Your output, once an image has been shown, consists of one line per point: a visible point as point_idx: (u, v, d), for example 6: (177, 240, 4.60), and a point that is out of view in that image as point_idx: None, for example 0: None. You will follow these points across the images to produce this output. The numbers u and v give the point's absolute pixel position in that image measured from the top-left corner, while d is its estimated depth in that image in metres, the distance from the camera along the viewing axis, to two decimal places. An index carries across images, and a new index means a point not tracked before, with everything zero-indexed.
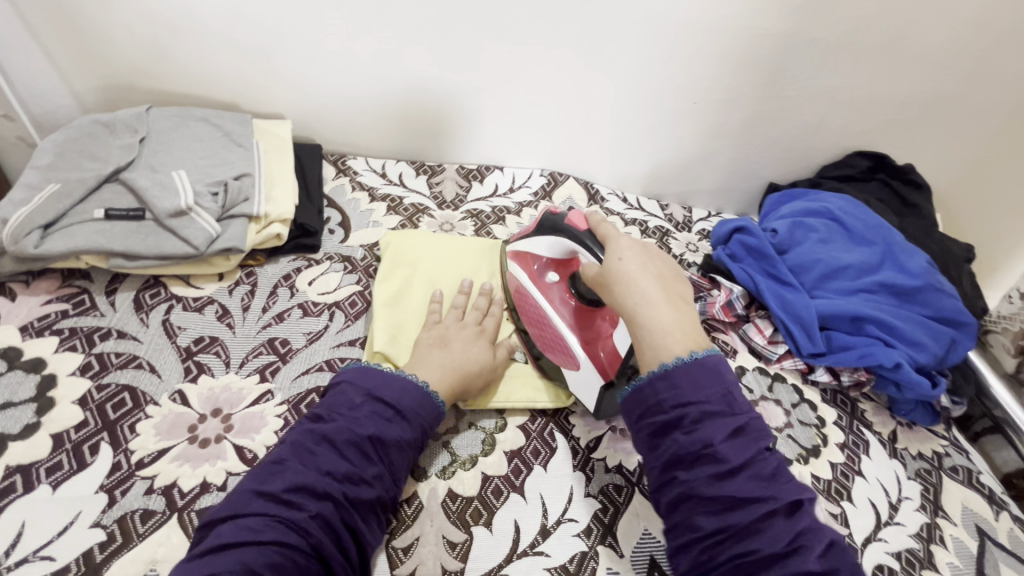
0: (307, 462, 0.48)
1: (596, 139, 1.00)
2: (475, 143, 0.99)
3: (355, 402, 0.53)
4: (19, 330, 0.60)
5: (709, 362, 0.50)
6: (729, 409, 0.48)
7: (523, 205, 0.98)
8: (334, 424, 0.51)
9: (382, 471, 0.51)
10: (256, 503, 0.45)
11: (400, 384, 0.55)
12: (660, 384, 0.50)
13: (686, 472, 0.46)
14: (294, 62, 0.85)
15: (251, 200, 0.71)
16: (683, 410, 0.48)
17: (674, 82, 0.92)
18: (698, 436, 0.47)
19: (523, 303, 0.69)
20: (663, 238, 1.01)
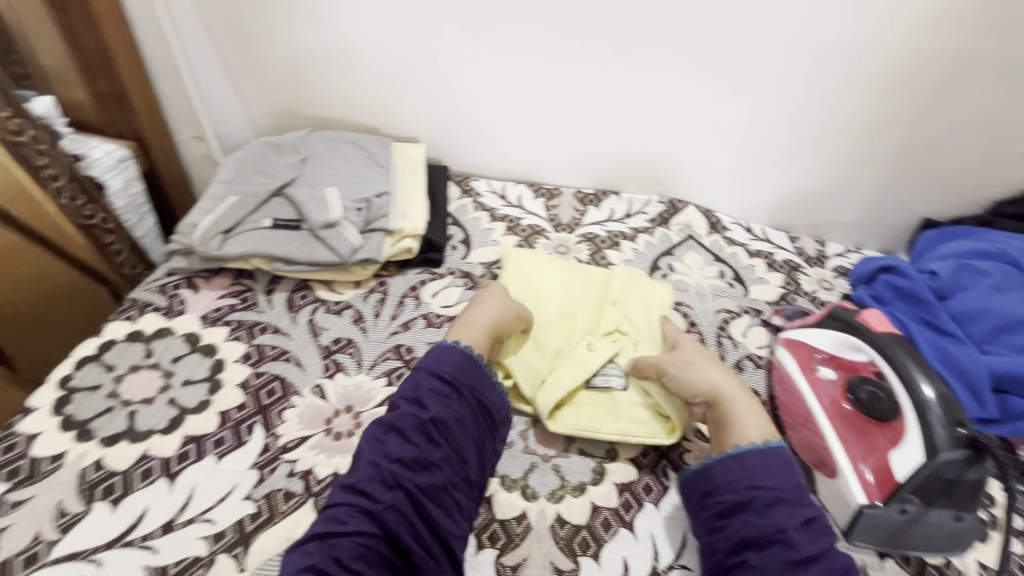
0: (378, 451, 0.53)
1: (721, 166, 0.96)
2: (593, 167, 1.00)
3: (421, 382, 0.58)
4: (199, 318, 0.70)
5: (774, 450, 0.55)
6: (799, 500, 0.52)
7: (639, 231, 0.96)
8: (398, 413, 0.56)
9: (449, 452, 0.54)
10: (342, 495, 0.51)
11: (451, 358, 0.60)
12: (741, 459, 0.54)
13: (758, 556, 0.49)
14: (432, 92, 0.92)
15: (388, 216, 0.78)
16: (754, 493, 0.52)
17: (813, 107, 0.86)
18: (770, 520, 0.50)
19: (786, 392, 0.68)
20: (792, 273, 0.93)
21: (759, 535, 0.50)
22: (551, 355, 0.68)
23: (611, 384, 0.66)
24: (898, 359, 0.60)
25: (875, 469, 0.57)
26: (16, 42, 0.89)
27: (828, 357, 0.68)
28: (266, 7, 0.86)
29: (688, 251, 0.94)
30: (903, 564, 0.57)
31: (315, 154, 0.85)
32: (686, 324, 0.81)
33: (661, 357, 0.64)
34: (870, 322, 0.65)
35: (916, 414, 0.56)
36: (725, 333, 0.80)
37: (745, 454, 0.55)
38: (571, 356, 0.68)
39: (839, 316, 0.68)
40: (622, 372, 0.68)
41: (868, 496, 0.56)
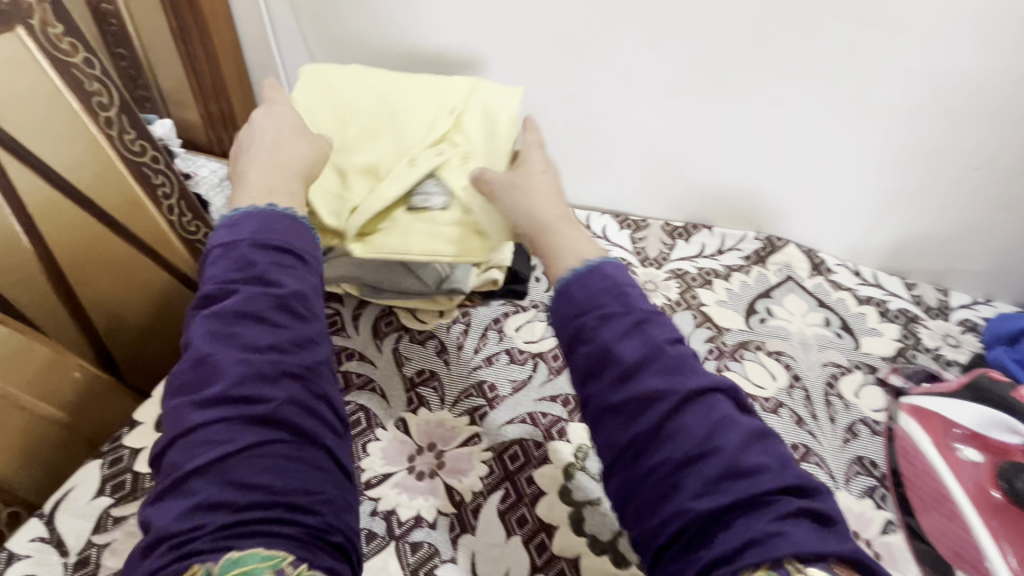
0: (231, 343, 0.45)
1: (828, 203, 0.89)
2: (684, 199, 0.95)
3: (238, 258, 0.48)
4: None
5: (602, 267, 0.49)
6: (624, 310, 0.46)
7: (732, 269, 0.91)
8: (238, 297, 0.46)
9: (302, 299, 0.49)
10: (209, 412, 0.42)
11: (255, 222, 0.51)
12: (561, 296, 0.48)
13: (595, 383, 0.44)
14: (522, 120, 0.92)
15: None
16: (578, 324, 0.46)
17: (941, 143, 0.78)
18: (597, 343, 0.44)
19: (916, 472, 0.62)
20: (909, 324, 0.84)
21: (631, 392, 0.42)
22: (357, 185, 0.69)
23: (431, 205, 0.67)
24: None
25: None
26: (143, 68, 0.97)
27: (968, 432, 0.63)
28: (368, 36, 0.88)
29: (788, 294, 0.87)
30: None
31: None
32: (789, 377, 0.74)
33: (492, 184, 0.63)
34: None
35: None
36: (834, 391, 0.73)
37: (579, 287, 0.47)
38: (383, 185, 0.66)
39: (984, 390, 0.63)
40: (444, 190, 0.67)
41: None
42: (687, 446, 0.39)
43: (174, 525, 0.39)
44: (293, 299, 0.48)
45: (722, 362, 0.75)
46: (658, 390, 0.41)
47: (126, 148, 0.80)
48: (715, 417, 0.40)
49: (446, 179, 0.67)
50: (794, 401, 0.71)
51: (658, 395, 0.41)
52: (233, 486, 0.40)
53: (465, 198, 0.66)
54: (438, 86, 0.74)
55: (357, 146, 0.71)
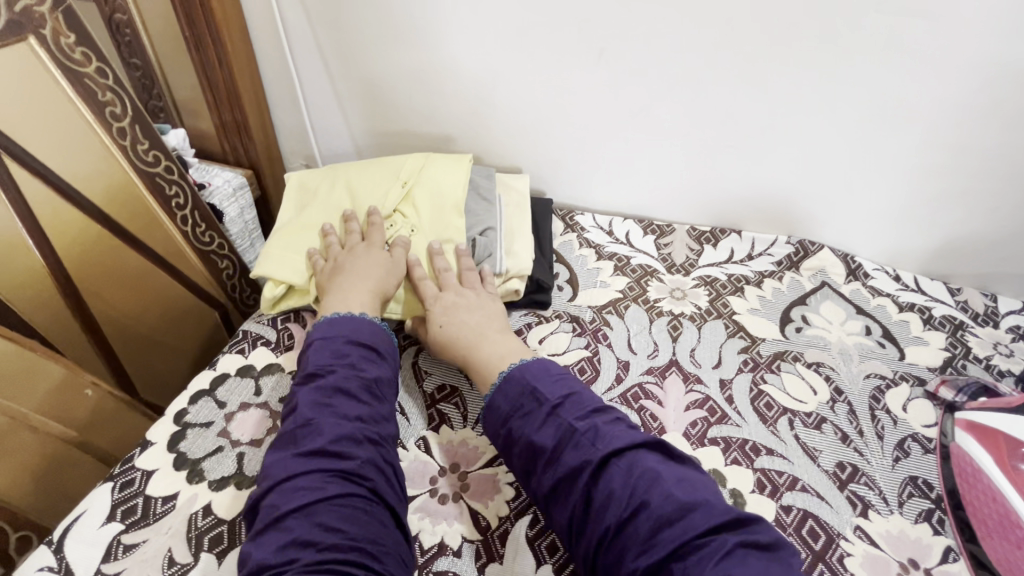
0: (330, 411, 0.51)
1: (865, 205, 0.85)
2: (711, 201, 0.91)
3: (335, 350, 0.57)
4: (272, 346, 0.70)
5: (524, 368, 0.56)
6: (539, 401, 0.53)
7: (764, 275, 0.87)
8: (333, 375, 0.54)
9: (384, 386, 0.57)
10: (308, 463, 0.48)
11: (349, 322, 0.60)
12: (490, 411, 0.55)
13: (536, 478, 0.50)
14: (543, 123, 0.89)
15: (494, 255, 0.75)
16: (507, 423, 0.53)
17: (990, 140, 0.73)
18: (531, 439, 0.51)
19: (978, 492, 0.57)
20: (957, 332, 0.79)
21: (569, 457, 0.48)
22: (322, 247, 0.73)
23: None
24: None
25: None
26: (157, 78, 0.96)
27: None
28: (384, 40, 0.86)
29: (824, 301, 0.83)
30: None
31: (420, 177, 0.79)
32: (830, 390, 0.69)
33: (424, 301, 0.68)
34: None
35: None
36: (880, 406, 0.68)
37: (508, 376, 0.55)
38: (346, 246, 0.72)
39: None
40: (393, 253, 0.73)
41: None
42: (617, 509, 0.44)
43: (270, 558, 0.42)
44: (378, 382, 0.56)
45: (759, 374, 0.71)
46: (576, 463, 0.47)
47: (138, 158, 0.79)
48: (634, 472, 0.46)
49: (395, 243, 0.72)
50: (838, 417, 0.66)
51: (579, 466, 0.47)
52: (319, 527, 0.44)
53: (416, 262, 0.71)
54: (394, 163, 0.81)
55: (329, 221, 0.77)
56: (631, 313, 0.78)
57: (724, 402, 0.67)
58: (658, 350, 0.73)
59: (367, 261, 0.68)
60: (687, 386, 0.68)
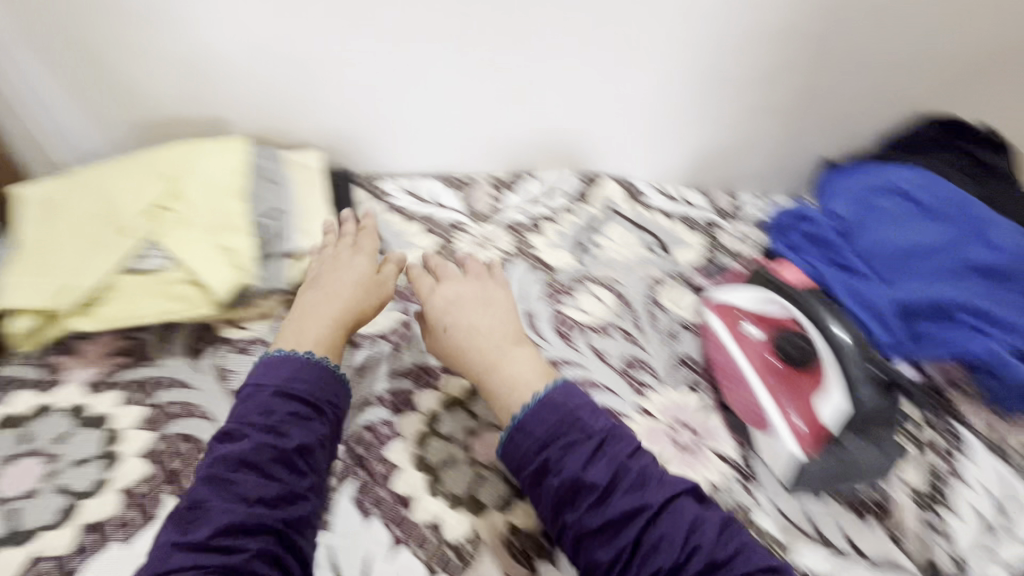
0: (225, 494, 0.46)
1: (630, 133, 0.97)
2: (504, 149, 0.97)
3: (265, 403, 0.51)
4: (39, 386, 0.62)
5: (558, 391, 0.52)
6: (585, 433, 0.49)
7: (560, 211, 0.95)
8: (245, 443, 0.48)
9: (309, 453, 0.50)
10: (178, 560, 0.43)
11: (285, 367, 0.54)
12: (518, 437, 0.50)
13: (572, 513, 0.47)
14: (319, 93, 0.86)
15: (286, 238, 0.72)
16: (546, 454, 0.49)
17: (705, 65, 0.87)
18: (567, 474, 0.47)
19: (715, 353, 0.70)
20: (711, 231, 0.95)
21: (590, 489, 0.46)
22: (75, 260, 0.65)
23: (154, 265, 0.66)
24: (820, 311, 0.67)
25: (805, 418, 0.63)
26: None
27: (749, 314, 0.71)
28: (105, 18, 0.75)
29: (613, 227, 0.93)
30: (840, 499, 0.61)
31: (186, 167, 0.73)
32: (616, 298, 0.80)
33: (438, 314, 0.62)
34: (786, 275, 0.74)
35: (835, 357, 0.64)
36: (655, 303, 0.81)
37: (544, 400, 0.51)
38: (102, 258, 0.65)
39: (760, 278, 0.73)
40: (165, 253, 0.67)
41: (805, 448, 0.61)
42: (670, 554, 0.44)
43: None
44: (308, 449, 0.50)
45: (557, 300, 0.79)
46: (633, 507, 0.46)
47: None
48: (694, 522, 0.46)
49: (168, 243, 0.67)
50: (623, 320, 0.77)
51: (636, 510, 0.46)
52: None
53: (191, 260, 0.66)
54: (151, 157, 0.73)
55: (77, 230, 0.68)
56: None
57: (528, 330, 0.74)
58: None
59: (343, 277, 0.66)
60: None
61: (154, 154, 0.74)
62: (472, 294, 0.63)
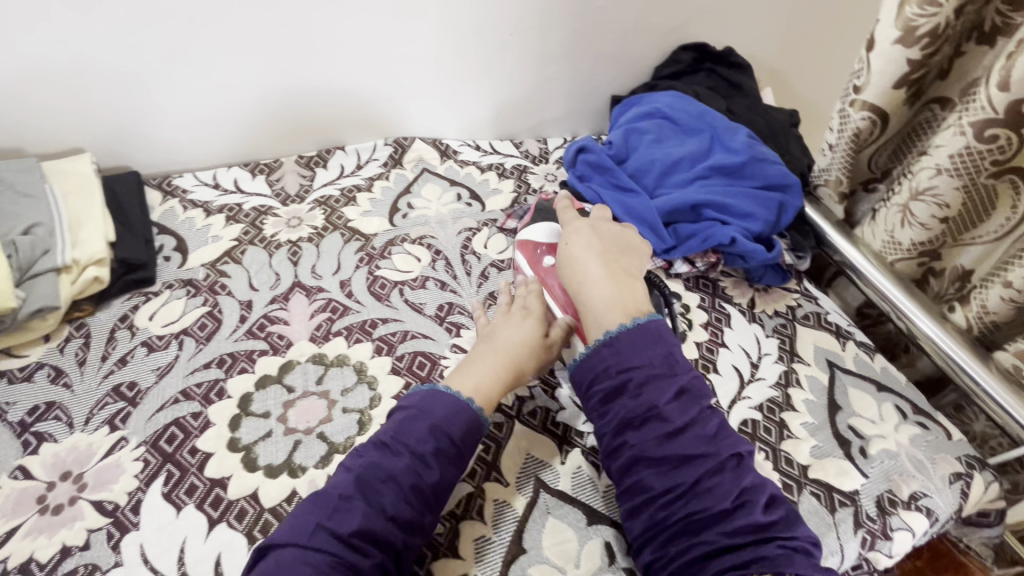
0: (371, 502, 0.49)
1: (427, 94, 0.98)
2: (303, 126, 0.95)
3: (421, 434, 0.53)
4: None
5: (650, 328, 0.59)
6: (670, 371, 0.57)
7: (374, 178, 0.95)
8: (399, 462, 0.52)
9: (442, 493, 0.53)
10: (321, 539, 0.47)
11: (447, 403, 0.55)
12: (603, 352, 0.58)
13: (635, 435, 0.55)
14: (69, 90, 0.79)
15: (52, 250, 0.67)
16: (628, 376, 0.56)
17: (476, 17, 0.90)
18: (643, 400, 0.55)
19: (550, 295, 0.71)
20: (522, 175, 1.01)
21: (638, 415, 0.55)
22: None
23: None
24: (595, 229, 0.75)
25: None
26: None
27: (546, 249, 0.74)
28: None
29: (425, 184, 0.96)
30: None
31: None
32: (431, 254, 0.84)
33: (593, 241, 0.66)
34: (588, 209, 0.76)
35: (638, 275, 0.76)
36: (469, 250, 0.85)
37: (617, 336, 0.58)
38: None
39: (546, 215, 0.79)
40: None
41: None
42: (720, 501, 0.51)
43: None
44: (440, 488, 0.52)
45: (373, 264, 0.81)
46: (697, 452, 0.53)
47: None
48: (748, 484, 0.52)
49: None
50: (439, 271, 0.81)
51: (698, 457, 0.53)
52: None
53: None
54: None
55: None
56: (249, 255, 0.80)
57: (344, 298, 0.76)
58: (280, 279, 0.77)
59: (512, 335, 0.63)
60: (310, 298, 0.75)
61: None
62: (613, 227, 0.70)
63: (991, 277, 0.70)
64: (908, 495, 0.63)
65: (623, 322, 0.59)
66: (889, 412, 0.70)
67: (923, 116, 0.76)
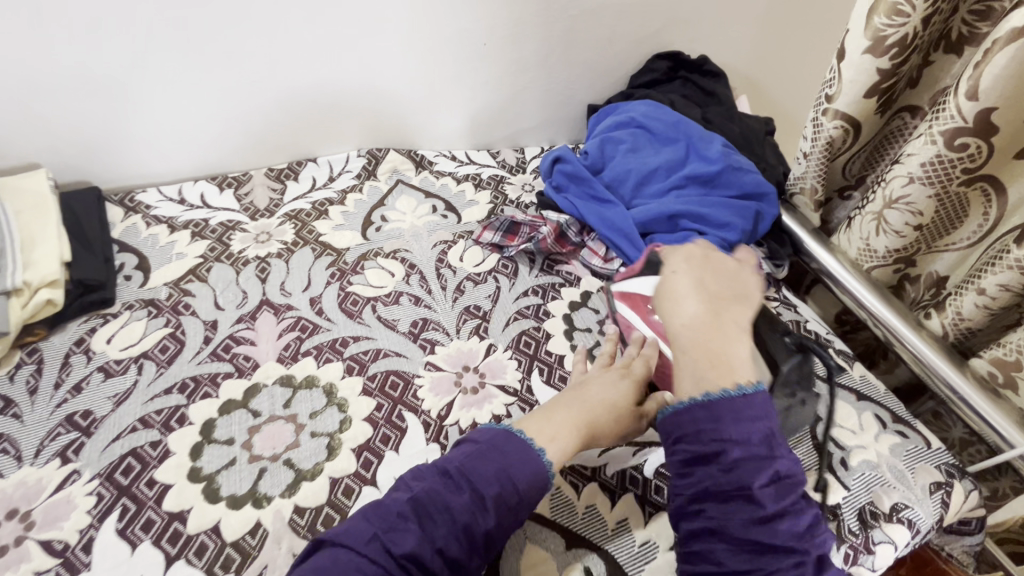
0: (425, 529, 0.45)
1: (400, 104, 0.96)
2: (272, 138, 0.92)
3: (489, 475, 0.47)
4: None
5: (755, 397, 0.48)
6: (772, 452, 0.46)
7: (347, 191, 0.93)
8: (462, 496, 0.47)
9: (495, 544, 0.47)
10: (372, 550, 0.43)
11: (522, 452, 0.49)
12: (695, 412, 0.48)
13: (717, 507, 0.46)
14: (19, 103, 0.75)
15: (1, 272, 0.64)
16: (722, 446, 0.46)
17: (448, 26, 0.88)
18: (735, 477, 0.45)
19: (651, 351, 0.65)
20: (498, 186, 0.99)
21: (731, 489, 0.45)
22: None
23: None
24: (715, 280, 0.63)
25: None
26: None
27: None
28: None
29: (400, 196, 0.94)
30: None
31: None
32: (406, 268, 0.82)
33: (700, 278, 0.57)
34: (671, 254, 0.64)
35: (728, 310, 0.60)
36: (444, 264, 0.83)
37: (718, 399, 0.48)
38: None
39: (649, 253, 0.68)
40: None
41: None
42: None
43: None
44: (492, 536, 0.46)
45: (345, 280, 0.79)
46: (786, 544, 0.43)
47: None
48: None
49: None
50: (413, 286, 0.79)
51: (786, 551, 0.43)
52: None
53: None
54: None
55: None
56: (215, 273, 0.77)
57: (314, 316, 0.73)
58: (247, 297, 0.74)
59: (602, 391, 0.57)
60: (278, 316, 0.73)
61: None
62: (724, 265, 0.60)
63: (964, 285, 0.71)
64: (890, 507, 0.62)
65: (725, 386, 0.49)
66: (870, 421, 0.69)
67: (894, 124, 0.77)
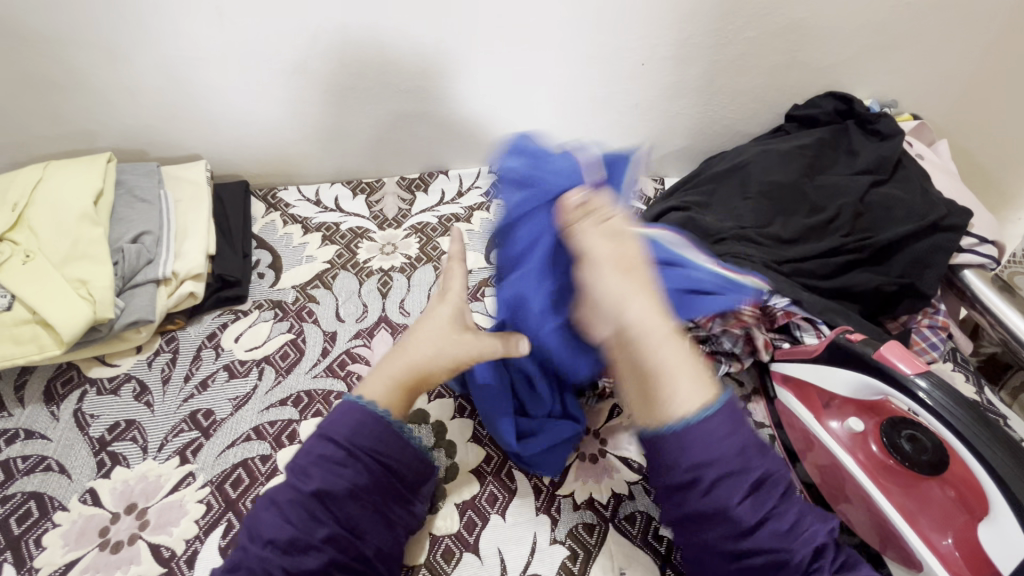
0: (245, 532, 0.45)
1: (540, 124, 0.90)
2: (407, 148, 0.90)
3: (304, 449, 0.47)
4: None
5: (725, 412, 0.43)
6: (744, 465, 0.42)
7: (473, 209, 0.89)
8: (279, 486, 0.46)
9: (340, 499, 0.45)
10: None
11: (338, 413, 0.49)
12: (662, 446, 0.43)
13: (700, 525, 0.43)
14: (188, 99, 0.79)
15: (155, 261, 0.67)
16: (696, 473, 0.42)
17: (605, 44, 0.80)
18: (712, 500, 0.41)
19: (839, 479, 0.57)
20: None
21: (703, 514, 0.42)
22: None
23: None
24: (938, 395, 0.50)
25: (955, 535, 0.51)
26: None
27: (832, 397, 0.60)
28: None
29: None
30: None
31: (33, 196, 0.66)
32: None
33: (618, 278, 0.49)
34: (899, 366, 0.52)
35: (965, 446, 0.48)
36: None
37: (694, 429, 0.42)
38: None
39: (845, 354, 0.57)
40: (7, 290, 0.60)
41: None
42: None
43: None
44: (329, 495, 0.44)
45: None
46: (777, 546, 0.41)
47: None
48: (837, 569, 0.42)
49: (5, 281, 0.60)
50: None
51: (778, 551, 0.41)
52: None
53: (28, 294, 0.59)
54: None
55: None
56: (339, 281, 0.76)
57: None
58: (367, 311, 0.72)
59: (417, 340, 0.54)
60: (394, 338, 0.69)
61: (11, 179, 0.68)
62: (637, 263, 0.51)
63: None
64: None
65: (691, 404, 0.44)
66: None
67: None
